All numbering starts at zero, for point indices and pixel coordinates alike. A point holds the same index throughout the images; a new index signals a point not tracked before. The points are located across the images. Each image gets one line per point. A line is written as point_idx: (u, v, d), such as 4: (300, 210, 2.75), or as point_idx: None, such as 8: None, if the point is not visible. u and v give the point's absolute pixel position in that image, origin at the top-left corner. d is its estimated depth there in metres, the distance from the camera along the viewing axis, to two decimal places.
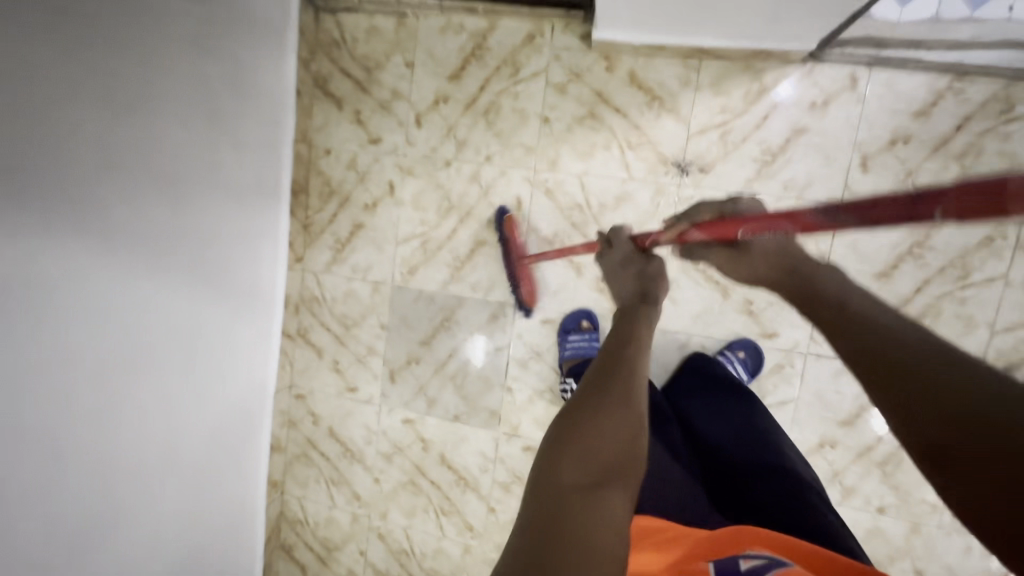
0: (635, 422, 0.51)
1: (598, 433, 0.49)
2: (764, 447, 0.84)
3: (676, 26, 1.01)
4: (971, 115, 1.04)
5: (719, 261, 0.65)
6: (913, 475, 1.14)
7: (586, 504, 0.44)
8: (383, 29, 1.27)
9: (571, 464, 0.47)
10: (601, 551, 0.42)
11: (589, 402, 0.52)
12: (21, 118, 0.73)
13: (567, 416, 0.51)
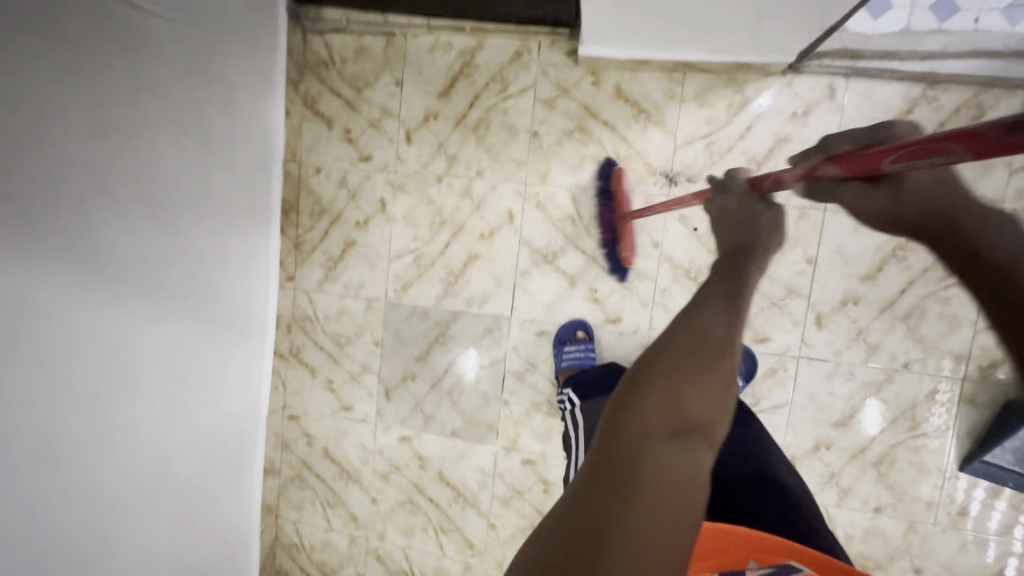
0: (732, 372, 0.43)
1: (688, 383, 0.41)
2: (758, 459, 0.82)
3: (659, 41, 1.04)
4: (945, 122, 1.07)
5: (860, 199, 0.57)
6: (907, 474, 1.16)
7: (670, 457, 0.39)
8: (372, 48, 1.28)
9: (653, 414, 0.40)
10: (678, 512, 0.37)
11: (682, 344, 0.43)
12: (27, 149, 0.75)
13: (652, 358, 0.43)
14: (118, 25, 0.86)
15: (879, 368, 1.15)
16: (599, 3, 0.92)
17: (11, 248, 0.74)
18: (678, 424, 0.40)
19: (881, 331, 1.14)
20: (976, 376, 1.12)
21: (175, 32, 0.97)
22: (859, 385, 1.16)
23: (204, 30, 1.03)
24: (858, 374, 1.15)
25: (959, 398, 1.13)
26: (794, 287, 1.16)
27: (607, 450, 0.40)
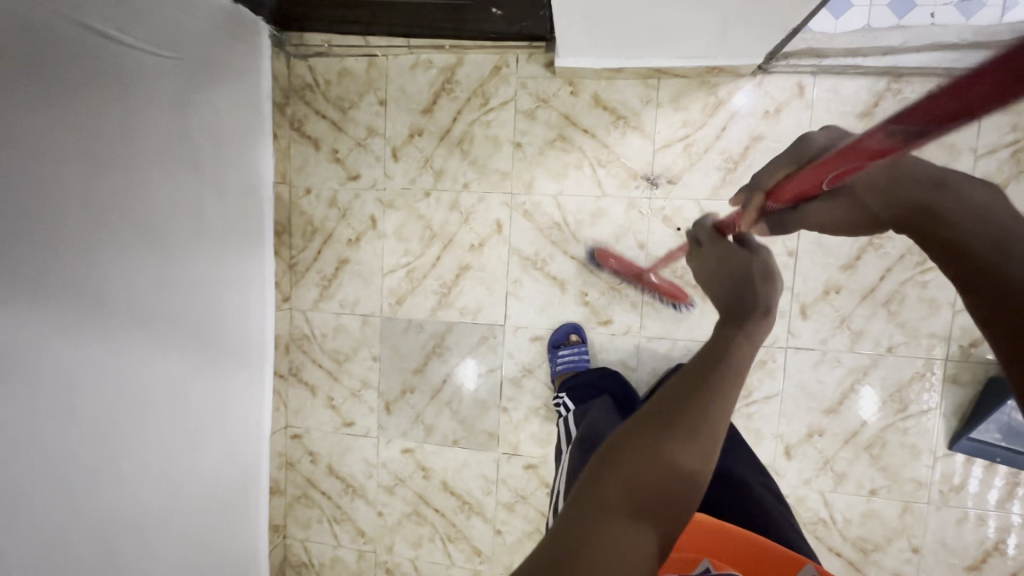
0: (709, 454, 0.43)
1: (652, 456, 0.42)
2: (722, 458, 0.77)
3: (632, 49, 1.08)
4: None
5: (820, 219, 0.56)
6: (898, 456, 1.19)
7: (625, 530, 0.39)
8: (354, 70, 1.32)
9: (620, 484, 0.41)
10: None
11: (658, 421, 0.44)
12: (13, 184, 0.75)
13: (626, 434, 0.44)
14: (106, 63, 0.88)
15: (865, 353, 1.18)
16: (571, 18, 0.96)
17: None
18: (644, 495, 0.41)
19: (864, 318, 1.17)
20: (957, 356, 1.15)
21: (156, 61, 0.98)
22: (847, 371, 1.19)
23: (185, 57, 1.05)
24: (845, 361, 1.19)
25: (943, 378, 1.16)
26: None
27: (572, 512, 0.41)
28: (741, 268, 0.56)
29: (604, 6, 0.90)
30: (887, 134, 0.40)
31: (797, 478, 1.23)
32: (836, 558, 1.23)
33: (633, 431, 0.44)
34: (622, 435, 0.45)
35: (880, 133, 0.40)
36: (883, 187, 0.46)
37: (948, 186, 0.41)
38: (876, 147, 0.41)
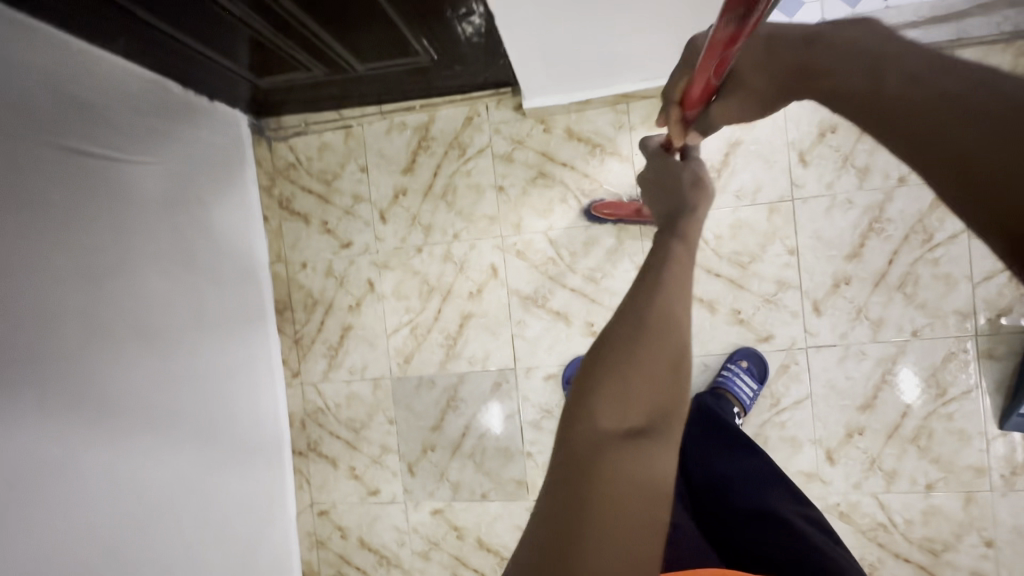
0: (678, 357, 0.44)
1: (630, 373, 0.43)
2: (767, 492, 0.71)
3: (593, 81, 1.12)
4: None
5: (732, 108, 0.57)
6: (948, 445, 1.12)
7: (625, 452, 0.41)
8: (333, 143, 1.35)
9: (609, 408, 0.42)
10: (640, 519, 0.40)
11: (624, 334, 0.45)
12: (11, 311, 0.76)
13: (599, 353, 0.45)
14: (91, 181, 0.91)
15: (890, 341, 1.13)
16: (529, 53, 0.99)
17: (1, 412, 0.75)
18: (632, 421, 0.42)
19: (881, 305, 1.13)
20: (987, 330, 1.10)
21: (141, 170, 1.02)
22: (875, 363, 1.14)
23: (169, 160, 1.09)
24: (871, 352, 1.14)
25: (977, 354, 1.10)
26: (783, 280, 1.16)
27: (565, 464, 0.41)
28: (674, 177, 0.60)
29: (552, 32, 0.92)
30: (728, 23, 0.44)
31: (845, 484, 1.16)
32: (905, 565, 1.14)
33: (602, 360, 0.44)
34: (593, 366, 0.44)
35: (721, 25, 0.45)
36: (767, 62, 0.52)
37: (822, 44, 0.45)
38: (726, 38, 0.46)
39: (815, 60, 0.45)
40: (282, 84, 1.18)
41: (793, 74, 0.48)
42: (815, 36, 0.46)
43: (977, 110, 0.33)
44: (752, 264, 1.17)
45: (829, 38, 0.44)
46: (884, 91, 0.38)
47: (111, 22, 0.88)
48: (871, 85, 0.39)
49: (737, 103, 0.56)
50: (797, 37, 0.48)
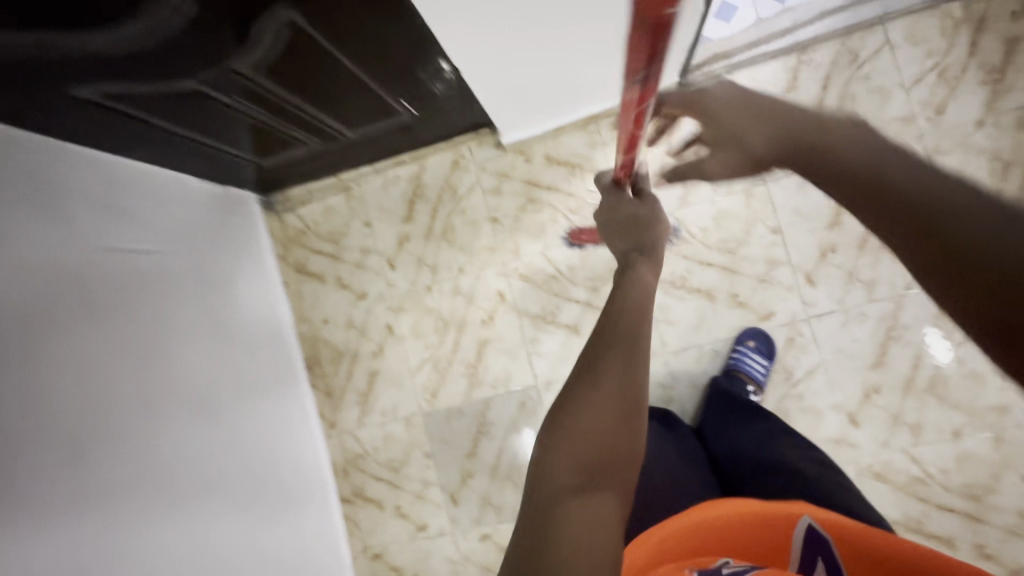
0: (625, 416, 0.53)
1: (582, 434, 0.52)
2: (779, 447, 0.84)
3: (562, 108, 1.23)
4: (828, 75, 1.19)
5: (723, 162, 0.62)
6: (965, 389, 1.15)
7: (580, 503, 0.48)
8: (336, 206, 1.46)
9: (565, 465, 0.50)
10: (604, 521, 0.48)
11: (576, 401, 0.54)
12: (74, 398, 0.85)
13: (555, 420, 0.53)
14: (130, 274, 1.02)
15: (886, 298, 1.18)
16: (499, 92, 1.11)
17: (77, 489, 0.83)
18: (584, 477, 0.50)
19: (870, 266, 1.18)
20: None
21: (171, 258, 1.13)
22: (876, 322, 1.18)
23: (194, 245, 1.20)
24: (870, 312, 1.18)
25: None
26: (772, 258, 1.22)
27: (529, 519, 0.48)
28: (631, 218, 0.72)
29: (516, 71, 1.03)
30: (632, 92, 0.52)
31: (874, 444, 1.18)
32: (952, 515, 1.14)
33: (558, 426, 0.53)
34: (550, 429, 0.53)
35: (629, 93, 0.52)
36: (758, 125, 0.56)
37: (818, 123, 0.50)
38: (635, 102, 0.53)
39: (810, 135, 0.50)
40: (284, 162, 1.31)
41: (781, 141, 0.52)
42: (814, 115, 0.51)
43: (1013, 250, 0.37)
44: (740, 248, 1.23)
45: (830, 126, 0.49)
46: (895, 186, 0.42)
47: (130, 132, 1.00)
48: (883, 178, 0.43)
49: (726, 160, 0.62)
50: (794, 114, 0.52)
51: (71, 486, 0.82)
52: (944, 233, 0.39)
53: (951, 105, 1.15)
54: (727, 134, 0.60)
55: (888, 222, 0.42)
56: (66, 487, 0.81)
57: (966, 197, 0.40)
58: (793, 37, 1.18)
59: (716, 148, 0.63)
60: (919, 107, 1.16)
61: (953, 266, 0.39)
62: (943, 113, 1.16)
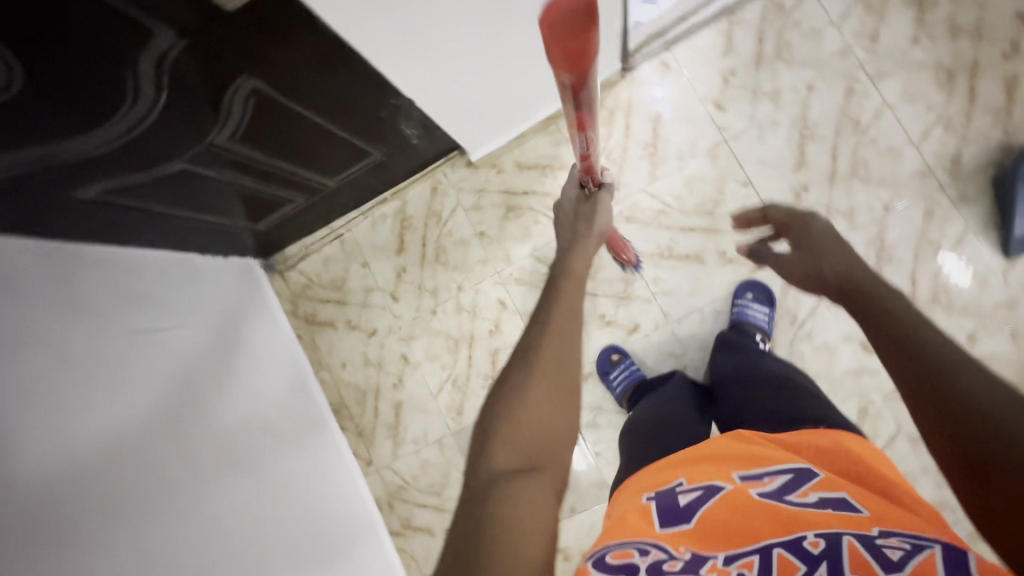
0: (558, 402, 0.63)
1: (521, 418, 0.61)
2: (764, 374, 0.96)
3: (521, 117, 1.31)
4: (760, 29, 1.25)
5: (792, 258, 0.79)
6: (967, 293, 1.15)
7: (519, 478, 0.56)
8: (333, 254, 1.54)
9: (506, 448, 0.59)
10: (547, 496, 0.56)
11: (512, 393, 0.63)
12: (128, 466, 0.89)
13: (496, 411, 0.62)
14: (153, 351, 1.07)
15: (869, 224, 1.19)
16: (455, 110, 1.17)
17: (153, 551, 0.84)
18: (524, 457, 0.58)
19: (845, 196, 1.21)
20: (950, 179, 1.16)
21: (186, 332, 1.19)
22: (865, 249, 1.19)
23: (205, 317, 1.26)
24: (858, 240, 1.20)
25: (952, 203, 1.16)
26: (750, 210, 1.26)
27: (471, 493, 0.55)
28: (576, 215, 0.94)
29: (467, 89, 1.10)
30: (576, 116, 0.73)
31: None
32: None
33: (499, 414, 0.62)
34: (491, 416, 0.62)
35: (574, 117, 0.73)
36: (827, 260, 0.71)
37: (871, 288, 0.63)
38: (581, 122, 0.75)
39: (867, 293, 0.62)
40: (277, 225, 1.41)
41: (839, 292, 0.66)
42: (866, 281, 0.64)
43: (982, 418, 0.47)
44: (717, 207, 1.27)
45: (882, 296, 0.61)
46: (913, 351, 0.53)
47: (130, 220, 1.08)
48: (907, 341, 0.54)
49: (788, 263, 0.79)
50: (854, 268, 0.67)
51: (147, 548, 0.84)
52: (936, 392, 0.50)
53: (883, 30, 1.20)
54: (812, 243, 0.78)
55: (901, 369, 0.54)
56: (143, 549, 0.83)
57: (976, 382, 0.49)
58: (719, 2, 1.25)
59: (795, 248, 0.80)
60: (854, 38, 1.21)
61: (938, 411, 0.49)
62: (878, 39, 1.20)
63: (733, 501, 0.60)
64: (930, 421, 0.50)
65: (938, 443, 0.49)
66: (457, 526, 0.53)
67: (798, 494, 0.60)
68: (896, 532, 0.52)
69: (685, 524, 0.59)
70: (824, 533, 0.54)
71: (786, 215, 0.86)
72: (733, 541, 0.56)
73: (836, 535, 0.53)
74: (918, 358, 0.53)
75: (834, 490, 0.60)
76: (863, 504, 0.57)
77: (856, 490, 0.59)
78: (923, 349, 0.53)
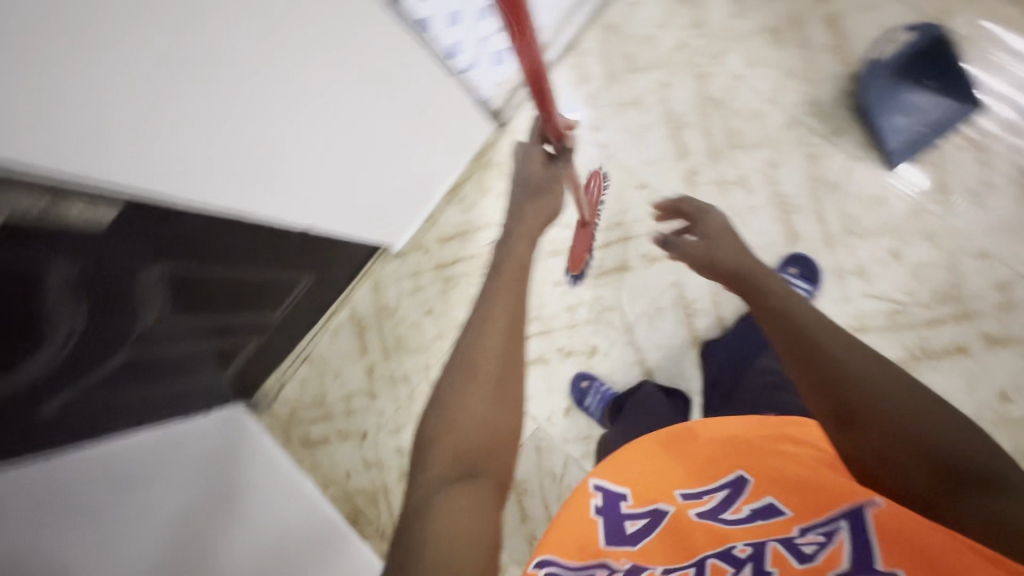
0: (495, 409, 0.71)
1: (458, 428, 0.69)
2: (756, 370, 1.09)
3: (427, 193, 1.40)
4: (602, 50, 1.36)
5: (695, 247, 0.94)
6: (874, 215, 1.18)
7: (456, 486, 0.63)
8: (306, 374, 1.61)
9: (446, 458, 0.66)
10: (484, 499, 0.63)
11: (449, 403, 0.71)
12: None
13: (436, 422, 0.70)
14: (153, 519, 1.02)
15: (762, 184, 1.25)
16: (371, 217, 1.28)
17: None
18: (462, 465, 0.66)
19: (732, 166, 1.27)
20: (816, 119, 1.23)
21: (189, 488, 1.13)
22: (767, 207, 1.24)
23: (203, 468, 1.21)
24: (758, 201, 1.25)
25: (826, 139, 1.22)
26: (654, 208, 1.32)
27: (412, 504, 0.63)
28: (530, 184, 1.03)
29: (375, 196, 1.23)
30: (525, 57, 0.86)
31: (838, 304, 1.18)
32: (941, 325, 1.14)
33: (438, 425, 0.69)
34: (431, 427, 0.70)
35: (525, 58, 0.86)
36: (724, 259, 0.89)
37: (782, 300, 0.76)
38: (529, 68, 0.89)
39: (778, 308, 0.75)
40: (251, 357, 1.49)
41: (756, 303, 0.78)
42: (781, 297, 0.77)
43: (896, 425, 0.58)
44: (624, 216, 1.34)
45: (801, 315, 0.72)
46: (839, 364, 0.64)
47: (96, 402, 1.06)
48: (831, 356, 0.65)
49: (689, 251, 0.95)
50: (746, 267, 0.85)
51: None
52: (853, 400, 0.61)
53: (706, 15, 1.30)
54: (714, 238, 0.94)
55: (819, 379, 0.65)
56: None
57: (881, 394, 0.61)
58: (561, 38, 1.36)
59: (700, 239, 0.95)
60: (684, 30, 1.31)
61: (851, 416, 0.61)
62: (704, 24, 1.30)
63: (677, 521, 0.72)
64: (844, 421, 0.62)
65: (848, 440, 0.62)
66: (399, 541, 0.60)
67: (733, 510, 0.70)
68: (811, 526, 0.63)
69: (630, 546, 0.72)
70: (752, 541, 0.65)
71: (694, 209, 1.00)
72: (679, 556, 0.68)
73: (762, 545, 0.64)
74: (836, 374, 0.64)
75: (761, 484, 0.71)
76: (786, 504, 0.67)
77: (778, 489, 0.69)
78: (840, 364, 0.64)
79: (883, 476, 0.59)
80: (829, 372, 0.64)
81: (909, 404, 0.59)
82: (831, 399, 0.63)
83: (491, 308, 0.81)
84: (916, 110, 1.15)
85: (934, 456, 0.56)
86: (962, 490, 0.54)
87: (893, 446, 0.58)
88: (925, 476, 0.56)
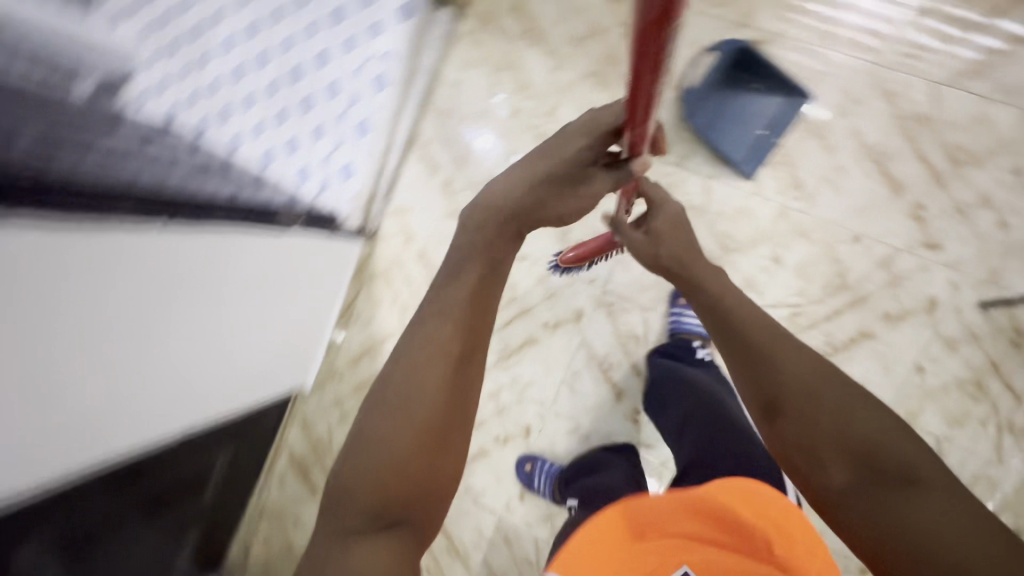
0: (433, 447, 0.57)
1: (380, 471, 0.55)
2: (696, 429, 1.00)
3: (320, 322, 1.34)
4: (444, 137, 1.35)
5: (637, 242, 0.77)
6: (746, 227, 1.15)
7: (367, 547, 0.54)
8: (264, 531, 1.51)
9: (361, 510, 0.55)
10: (401, 563, 0.54)
11: (381, 427, 0.56)
12: None
13: (361, 446, 0.56)
14: None
15: None
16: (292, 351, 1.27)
17: None
18: (384, 513, 0.55)
19: None
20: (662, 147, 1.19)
21: None
22: None
23: None
24: None
25: (679, 163, 1.18)
26: (540, 276, 1.33)
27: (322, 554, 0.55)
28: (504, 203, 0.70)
29: (296, 332, 1.23)
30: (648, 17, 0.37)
31: None
32: (842, 315, 1.12)
33: (356, 460, 0.56)
34: (348, 456, 0.57)
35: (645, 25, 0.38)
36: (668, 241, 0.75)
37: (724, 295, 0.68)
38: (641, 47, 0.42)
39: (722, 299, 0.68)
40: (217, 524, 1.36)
41: (695, 292, 0.70)
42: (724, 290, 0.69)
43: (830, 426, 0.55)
44: (515, 291, 1.34)
45: (738, 309, 0.66)
46: (774, 359, 0.60)
47: None
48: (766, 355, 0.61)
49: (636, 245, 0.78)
50: (689, 250, 0.73)
51: None
52: (791, 399, 0.57)
53: (530, 78, 1.30)
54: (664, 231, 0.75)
55: (757, 377, 0.60)
56: None
57: (824, 394, 0.56)
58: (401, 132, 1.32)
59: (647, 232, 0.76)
60: (513, 97, 1.31)
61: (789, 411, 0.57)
62: (530, 86, 1.30)
63: None
64: (779, 419, 0.58)
65: (783, 437, 0.57)
66: None
67: None
68: None
69: None
70: None
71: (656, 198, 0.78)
72: None
73: None
74: (777, 372, 0.59)
75: None
76: None
77: None
78: (776, 358, 0.60)
79: (814, 482, 0.55)
80: (769, 371, 0.59)
81: (846, 405, 0.56)
82: (767, 395, 0.59)
83: (450, 298, 0.63)
84: (753, 116, 1.15)
85: (873, 462, 0.53)
86: (880, 491, 0.52)
87: (821, 440, 0.55)
88: (847, 470, 0.53)
